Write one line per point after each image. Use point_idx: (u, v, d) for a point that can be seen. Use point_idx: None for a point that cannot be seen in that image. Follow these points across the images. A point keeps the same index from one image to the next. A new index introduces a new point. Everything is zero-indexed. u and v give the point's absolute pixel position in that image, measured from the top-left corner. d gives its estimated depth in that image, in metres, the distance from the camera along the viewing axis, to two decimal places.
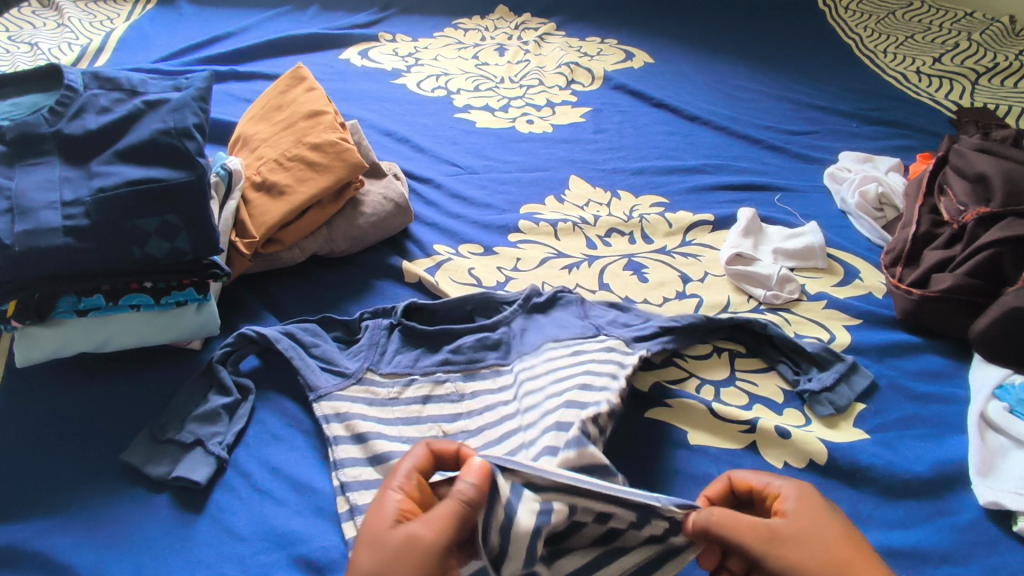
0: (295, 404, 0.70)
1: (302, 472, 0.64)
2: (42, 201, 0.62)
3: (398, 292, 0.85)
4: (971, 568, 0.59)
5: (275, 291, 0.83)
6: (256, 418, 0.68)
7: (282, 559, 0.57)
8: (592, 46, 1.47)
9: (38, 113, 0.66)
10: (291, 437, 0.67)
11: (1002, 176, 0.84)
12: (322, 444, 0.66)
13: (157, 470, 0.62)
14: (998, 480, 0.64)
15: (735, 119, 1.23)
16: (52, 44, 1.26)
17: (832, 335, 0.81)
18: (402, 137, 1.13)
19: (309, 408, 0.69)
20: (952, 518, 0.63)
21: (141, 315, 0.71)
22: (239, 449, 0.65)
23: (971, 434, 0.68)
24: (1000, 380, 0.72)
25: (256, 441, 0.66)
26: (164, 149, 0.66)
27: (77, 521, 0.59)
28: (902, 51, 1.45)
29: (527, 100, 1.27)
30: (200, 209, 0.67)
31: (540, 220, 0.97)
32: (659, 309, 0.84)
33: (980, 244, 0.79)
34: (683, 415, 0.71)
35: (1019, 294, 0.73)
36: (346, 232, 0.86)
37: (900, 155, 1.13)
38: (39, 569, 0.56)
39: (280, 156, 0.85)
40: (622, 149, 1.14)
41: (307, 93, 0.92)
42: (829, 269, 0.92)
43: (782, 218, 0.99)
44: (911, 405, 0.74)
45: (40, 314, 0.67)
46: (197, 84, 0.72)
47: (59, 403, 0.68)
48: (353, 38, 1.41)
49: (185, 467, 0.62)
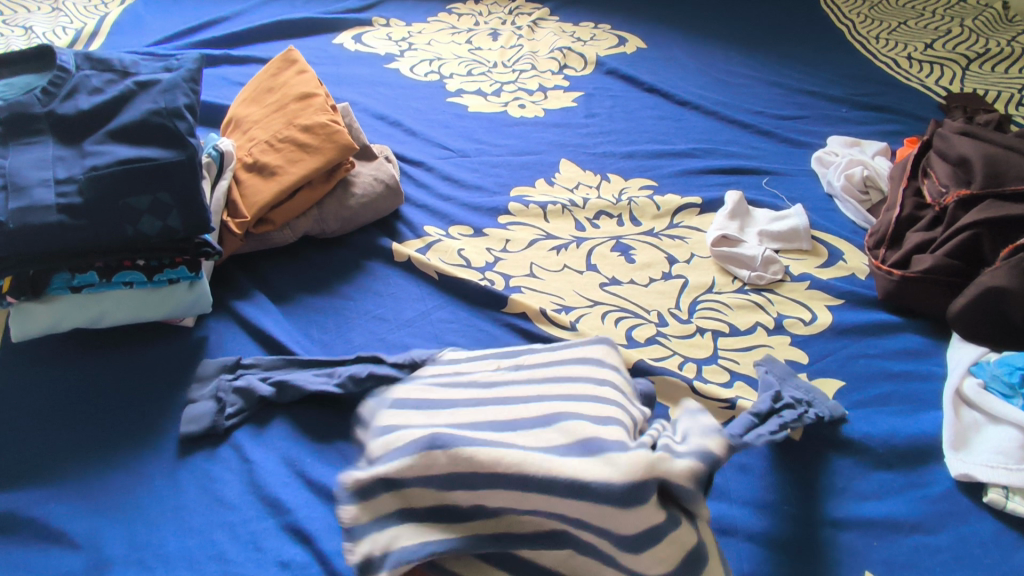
0: (312, 410, 0.68)
1: (329, 447, 0.65)
2: (35, 179, 0.63)
3: (388, 272, 0.86)
4: (940, 537, 0.61)
5: (267, 271, 0.85)
6: (271, 413, 0.68)
7: (273, 526, 0.59)
8: (585, 31, 1.47)
9: (31, 93, 0.67)
10: (292, 434, 0.66)
11: (983, 159, 0.85)
12: (319, 449, 0.65)
13: (195, 395, 0.68)
14: (971, 454, 0.65)
15: (726, 104, 1.24)
16: (47, 28, 1.27)
17: (814, 315, 0.83)
18: (394, 120, 1.14)
19: (324, 425, 0.67)
20: (924, 490, 0.65)
21: (134, 292, 0.72)
22: (245, 428, 0.67)
23: (946, 411, 0.70)
24: (976, 358, 0.74)
25: (263, 426, 0.67)
26: (155, 129, 0.67)
27: (72, 491, 0.60)
28: (895, 36, 1.46)
29: (519, 84, 1.27)
30: (192, 187, 0.69)
31: (530, 203, 0.98)
32: (644, 290, 0.85)
33: (960, 226, 0.80)
34: (665, 392, 0.72)
35: (995, 273, 0.75)
36: (337, 213, 0.87)
37: (887, 139, 1.14)
38: (34, 535, 0.57)
39: (271, 138, 0.86)
40: (613, 133, 1.15)
41: (298, 75, 0.93)
42: (813, 251, 0.93)
43: (769, 202, 1.00)
44: (888, 383, 0.75)
45: (35, 291, 0.68)
46: (188, 66, 0.74)
47: (54, 378, 0.69)
48: (347, 23, 1.42)
49: (190, 417, 0.66)
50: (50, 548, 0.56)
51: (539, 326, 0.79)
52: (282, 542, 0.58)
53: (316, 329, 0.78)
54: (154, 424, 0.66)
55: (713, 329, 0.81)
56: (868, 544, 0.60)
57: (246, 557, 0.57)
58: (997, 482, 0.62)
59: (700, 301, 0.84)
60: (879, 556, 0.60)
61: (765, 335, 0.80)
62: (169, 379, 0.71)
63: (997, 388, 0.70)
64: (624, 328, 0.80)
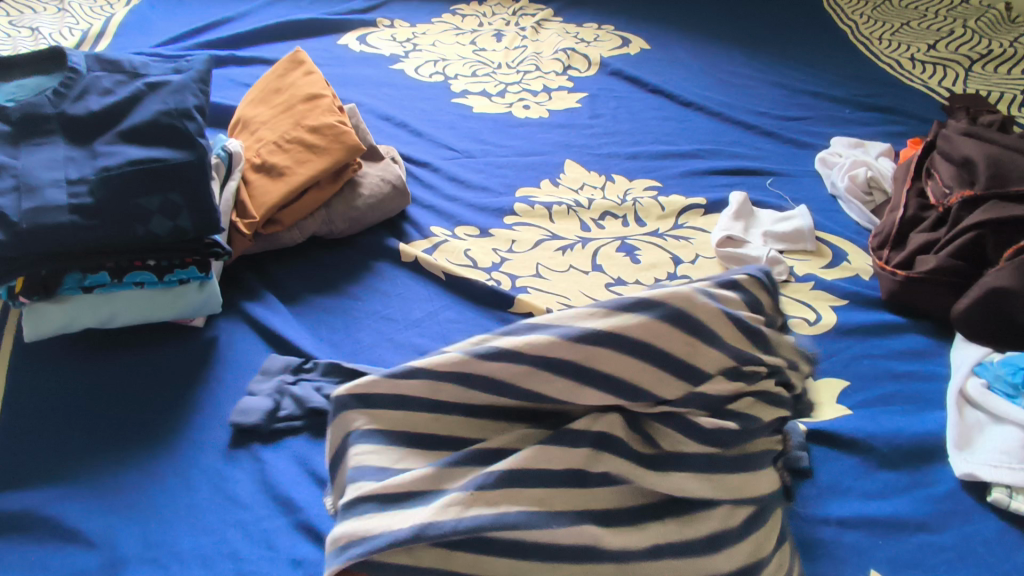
0: None
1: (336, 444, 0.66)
2: (48, 180, 0.64)
3: (395, 272, 0.87)
4: (945, 536, 0.62)
5: (275, 271, 0.85)
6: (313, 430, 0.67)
7: (285, 525, 0.59)
8: (589, 32, 1.47)
9: (43, 95, 0.68)
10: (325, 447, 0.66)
11: (986, 160, 0.85)
12: None
13: (257, 387, 0.70)
14: (975, 454, 0.66)
15: (730, 105, 1.24)
16: (54, 29, 1.27)
17: (818, 315, 0.83)
18: (400, 121, 1.14)
19: None
20: (929, 489, 0.65)
21: (144, 292, 0.73)
22: (280, 438, 0.66)
23: (950, 410, 0.70)
24: (979, 358, 0.74)
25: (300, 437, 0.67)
26: (166, 130, 0.68)
27: (86, 489, 0.61)
28: (898, 37, 1.46)
29: (524, 85, 1.28)
30: (201, 188, 0.69)
31: (535, 203, 0.99)
32: (650, 291, 0.86)
33: (964, 227, 0.81)
34: None
35: (998, 275, 0.76)
36: (344, 214, 0.88)
37: (890, 141, 1.15)
38: (48, 533, 0.58)
39: (279, 138, 0.86)
40: (617, 134, 1.16)
41: (305, 76, 0.94)
42: (817, 252, 0.93)
43: (772, 203, 1.01)
44: (892, 383, 0.76)
45: (47, 291, 0.69)
46: (197, 67, 0.74)
47: (66, 377, 0.70)
48: (352, 24, 1.43)
49: (242, 412, 0.66)
50: (65, 546, 0.57)
51: None
52: (294, 540, 0.58)
53: (325, 328, 0.79)
54: (166, 423, 0.67)
55: None
56: (873, 543, 0.61)
57: (259, 555, 0.57)
58: (1001, 482, 0.63)
59: None
60: (884, 554, 0.60)
61: None
62: (181, 380, 0.71)
63: (1000, 388, 0.70)
64: None
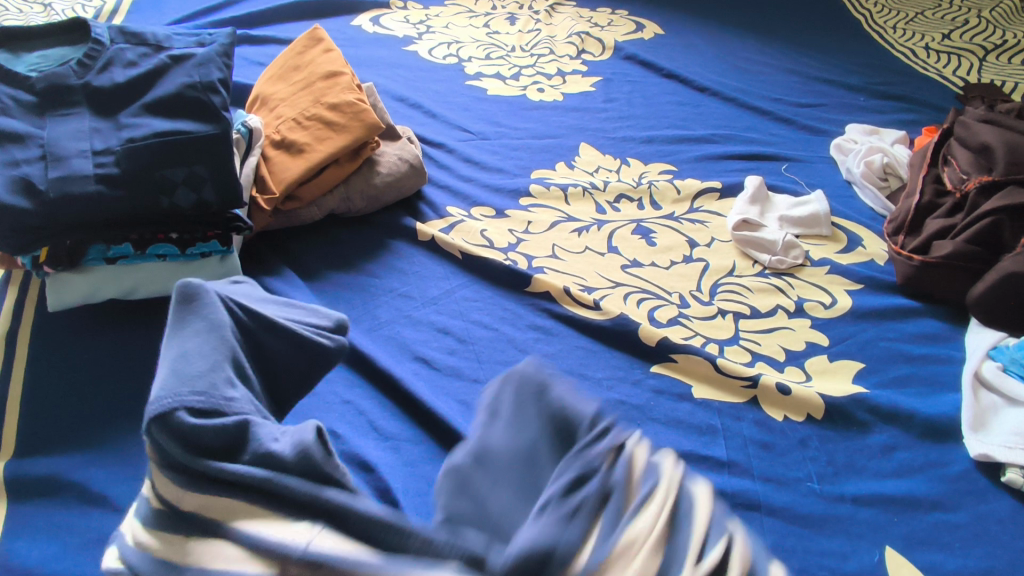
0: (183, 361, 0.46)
1: (354, 412, 0.67)
2: (74, 150, 0.64)
3: (412, 251, 0.87)
4: (959, 515, 0.62)
5: (292, 246, 0.86)
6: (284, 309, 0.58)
7: None
8: (603, 17, 1.47)
9: (67, 65, 0.68)
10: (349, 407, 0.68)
11: (1004, 146, 0.86)
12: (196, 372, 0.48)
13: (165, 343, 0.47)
14: (989, 435, 0.67)
15: (745, 91, 1.24)
16: (67, 6, 1.27)
17: (834, 299, 0.84)
18: (415, 103, 1.14)
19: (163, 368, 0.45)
20: (944, 469, 0.66)
21: (166, 264, 0.73)
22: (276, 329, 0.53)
23: (965, 392, 0.71)
24: (995, 342, 0.75)
25: None
26: (190, 103, 0.68)
27: (110, 457, 0.61)
28: (912, 27, 1.46)
29: (538, 68, 1.28)
30: (225, 159, 0.69)
31: (551, 185, 0.99)
32: (665, 272, 0.86)
33: (982, 211, 0.82)
34: (689, 371, 0.73)
35: (1016, 260, 0.76)
36: (362, 191, 0.88)
37: (905, 129, 1.15)
38: (75, 497, 0.59)
39: (299, 115, 0.86)
40: (631, 118, 1.16)
41: (324, 54, 0.94)
42: (832, 237, 0.94)
43: (788, 187, 1.01)
44: (907, 366, 0.76)
45: (71, 261, 0.69)
46: (220, 41, 0.74)
47: (90, 347, 0.70)
48: (366, 5, 1.42)
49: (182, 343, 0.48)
50: (92, 511, 0.58)
51: (563, 306, 0.80)
52: None
53: (343, 305, 0.79)
54: None
55: (735, 311, 0.81)
56: (888, 520, 0.62)
57: None
58: (1015, 463, 0.63)
59: (721, 283, 0.85)
60: (899, 531, 0.61)
61: (786, 317, 0.81)
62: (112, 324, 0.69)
63: (1015, 371, 0.71)
64: (645, 309, 0.80)
